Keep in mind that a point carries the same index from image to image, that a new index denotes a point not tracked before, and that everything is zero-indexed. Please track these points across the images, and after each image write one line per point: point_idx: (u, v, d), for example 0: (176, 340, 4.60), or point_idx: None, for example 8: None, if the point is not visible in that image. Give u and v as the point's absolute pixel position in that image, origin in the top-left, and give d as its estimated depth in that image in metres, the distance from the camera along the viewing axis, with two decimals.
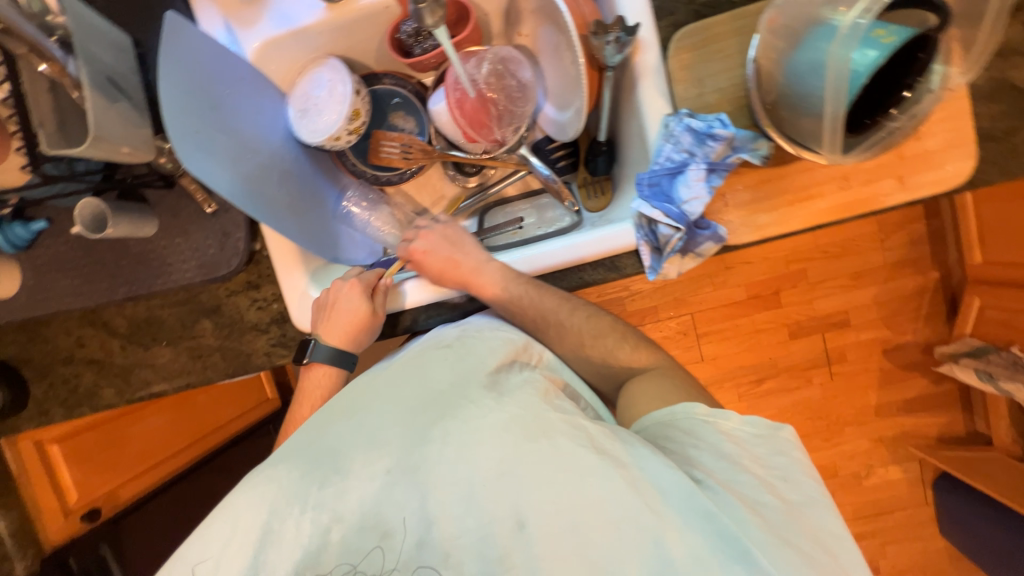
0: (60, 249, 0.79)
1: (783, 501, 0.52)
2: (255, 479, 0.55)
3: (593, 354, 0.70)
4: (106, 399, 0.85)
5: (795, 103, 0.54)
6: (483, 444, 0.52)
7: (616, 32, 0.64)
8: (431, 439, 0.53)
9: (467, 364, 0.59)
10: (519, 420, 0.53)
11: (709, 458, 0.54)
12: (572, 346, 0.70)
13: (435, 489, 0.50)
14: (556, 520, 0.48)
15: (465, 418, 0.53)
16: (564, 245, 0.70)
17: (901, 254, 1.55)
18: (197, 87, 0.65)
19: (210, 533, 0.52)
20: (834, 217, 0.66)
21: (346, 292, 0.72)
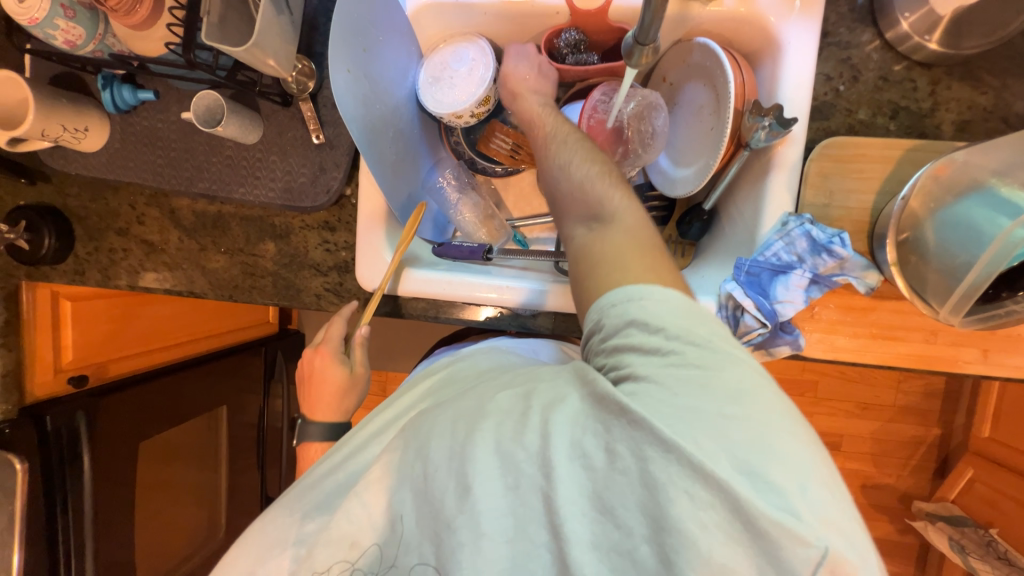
0: (156, 125, 0.78)
1: (710, 385, 0.41)
2: (275, 503, 0.60)
3: (603, 190, 0.56)
4: (146, 282, 0.84)
5: (929, 254, 0.55)
6: (433, 436, 0.48)
7: (770, 119, 0.64)
8: (396, 448, 0.51)
9: (458, 379, 0.60)
10: (466, 414, 0.48)
11: (642, 358, 0.44)
12: (581, 176, 0.58)
13: (400, 486, 0.49)
14: (495, 488, 0.43)
15: (428, 418, 0.51)
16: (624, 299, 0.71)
17: (913, 402, 1.55)
18: (359, 25, 0.66)
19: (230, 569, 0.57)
20: (909, 364, 0.66)
21: (323, 363, 0.75)
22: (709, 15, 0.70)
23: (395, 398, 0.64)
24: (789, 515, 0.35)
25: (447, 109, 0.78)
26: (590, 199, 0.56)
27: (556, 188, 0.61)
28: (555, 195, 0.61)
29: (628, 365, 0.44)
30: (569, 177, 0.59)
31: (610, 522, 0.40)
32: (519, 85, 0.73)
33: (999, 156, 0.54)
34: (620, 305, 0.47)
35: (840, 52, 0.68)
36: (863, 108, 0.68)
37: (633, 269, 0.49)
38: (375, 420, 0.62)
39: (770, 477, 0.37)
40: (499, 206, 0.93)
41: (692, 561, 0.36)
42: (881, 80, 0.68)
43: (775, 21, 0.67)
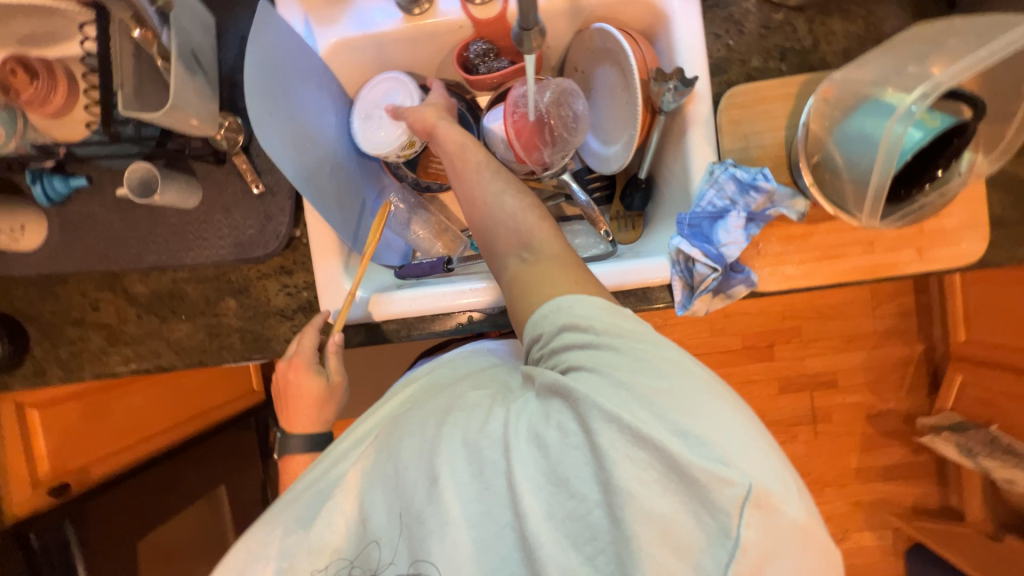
0: (94, 209, 0.78)
1: (649, 362, 0.44)
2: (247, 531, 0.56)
3: (525, 222, 0.58)
4: (111, 367, 0.82)
5: (840, 168, 0.60)
6: (406, 436, 0.51)
7: (674, 81, 0.70)
8: (370, 455, 0.53)
9: (420, 390, 0.61)
10: (437, 410, 0.52)
11: (577, 351, 0.46)
12: (505, 212, 0.60)
13: (376, 488, 0.50)
14: (461, 470, 0.45)
15: (401, 423, 0.54)
16: None
17: (892, 324, 1.60)
18: (275, 72, 0.68)
19: None
20: (855, 277, 0.70)
21: (297, 376, 0.73)
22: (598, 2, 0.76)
23: (374, 409, 0.62)
24: (716, 462, 0.38)
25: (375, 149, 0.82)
26: (520, 227, 0.58)
27: (480, 220, 0.62)
28: (483, 229, 0.61)
29: (566, 359, 0.46)
30: (500, 209, 0.60)
31: (565, 492, 0.41)
32: (424, 111, 0.72)
33: (872, 69, 0.60)
34: (553, 313, 0.50)
35: (722, 12, 0.74)
36: (755, 56, 0.74)
37: (562, 285, 0.52)
38: (355, 430, 0.60)
39: (700, 434, 0.39)
40: (452, 219, 0.96)
41: (635, 513, 0.38)
42: (764, 28, 0.74)
43: None
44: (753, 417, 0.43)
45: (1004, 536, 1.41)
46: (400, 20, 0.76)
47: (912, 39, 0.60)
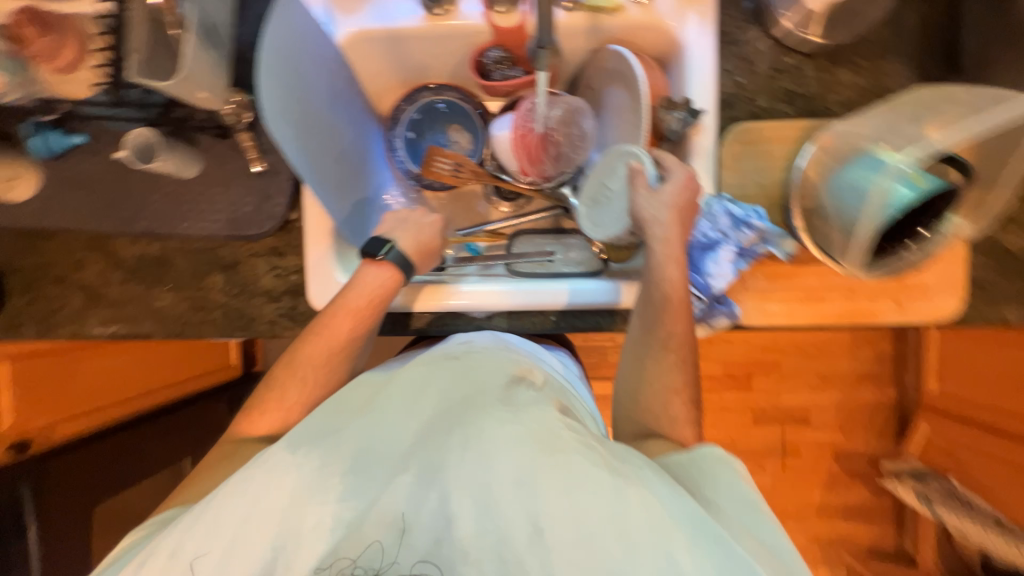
0: (89, 168, 0.77)
1: (786, 543, 0.48)
2: (262, 463, 0.49)
3: (672, 407, 0.65)
4: (88, 329, 0.81)
5: (831, 217, 0.63)
6: (500, 451, 0.48)
7: (681, 111, 0.71)
8: (447, 445, 0.50)
9: (479, 380, 0.57)
10: (532, 435, 0.49)
11: (724, 490, 0.52)
12: (662, 384, 0.66)
13: (457, 489, 0.47)
14: (572, 529, 0.45)
15: (484, 427, 0.50)
16: (565, 288, 0.75)
17: (867, 368, 1.63)
18: (291, 53, 0.67)
19: (227, 506, 0.47)
20: (834, 320, 0.72)
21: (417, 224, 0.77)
22: (618, 24, 0.76)
23: (424, 386, 0.57)
24: None
25: (604, 234, 0.77)
26: (655, 413, 0.65)
27: (629, 389, 0.68)
28: (632, 375, 0.68)
29: (714, 497, 0.51)
30: (641, 373, 0.67)
31: None
32: (651, 230, 0.67)
33: (871, 123, 0.62)
34: (696, 460, 0.56)
35: (735, 49, 0.76)
36: (763, 96, 0.76)
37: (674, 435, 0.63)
38: (421, 405, 0.55)
39: None
40: (450, 219, 0.97)
41: None
42: (774, 70, 0.76)
43: (674, 26, 0.75)
44: None
45: None
46: (422, 18, 0.77)
47: (910, 99, 0.63)
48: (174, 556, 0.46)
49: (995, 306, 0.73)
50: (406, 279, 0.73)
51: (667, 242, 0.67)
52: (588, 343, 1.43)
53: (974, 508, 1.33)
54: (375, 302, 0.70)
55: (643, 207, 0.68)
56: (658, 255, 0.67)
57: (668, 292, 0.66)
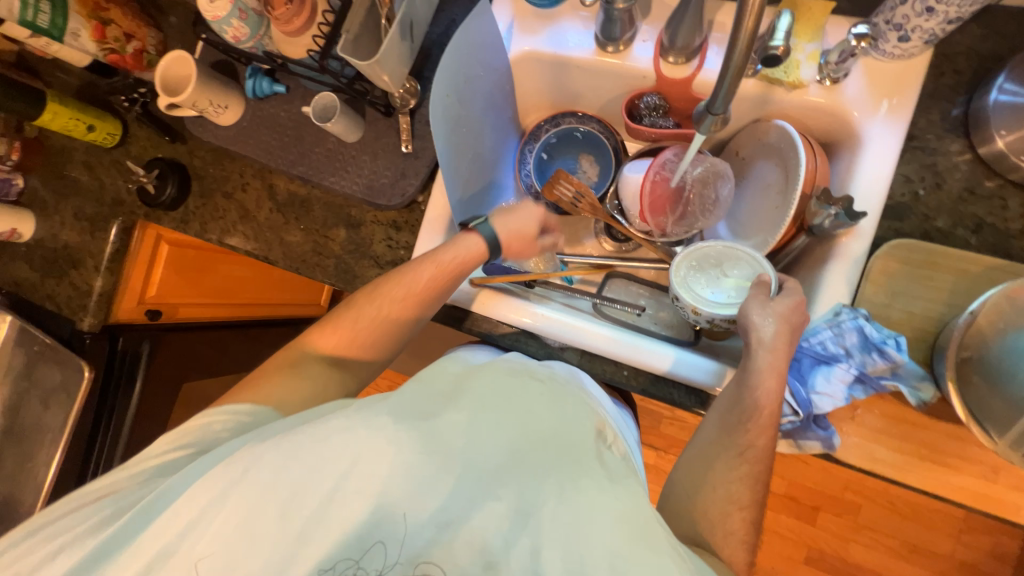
0: (279, 113, 0.91)
1: None
2: (368, 424, 0.52)
3: (731, 523, 0.60)
4: (233, 241, 0.95)
5: (1004, 381, 0.53)
6: (596, 520, 0.49)
7: (837, 209, 0.63)
8: (540, 488, 0.51)
9: (572, 418, 0.59)
10: (627, 516, 0.50)
11: None
12: (723, 494, 0.61)
13: (550, 546, 0.47)
14: None
15: (580, 482, 0.52)
16: (648, 346, 0.72)
17: (974, 560, 1.33)
18: (468, 59, 0.73)
19: (327, 451, 0.50)
20: (960, 497, 0.60)
21: (522, 206, 0.79)
22: (793, 101, 0.72)
23: (519, 408, 0.58)
24: None
25: (691, 299, 0.71)
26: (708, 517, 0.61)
27: (688, 480, 0.65)
28: (694, 471, 0.64)
29: None
30: (706, 471, 0.63)
31: None
32: (754, 344, 0.62)
33: None
34: None
35: (925, 157, 0.67)
36: (943, 217, 0.66)
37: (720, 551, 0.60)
38: (516, 430, 0.56)
39: None
40: (553, 241, 0.98)
41: None
42: (967, 191, 0.66)
43: (858, 117, 0.68)
44: None
45: None
46: (592, 52, 0.79)
47: None
48: (281, 476, 0.50)
49: None
50: (490, 256, 0.76)
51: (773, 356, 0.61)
52: (646, 405, 1.35)
53: None
54: (459, 265, 0.73)
55: (756, 319, 0.63)
56: (756, 361, 0.62)
57: (759, 404, 0.60)
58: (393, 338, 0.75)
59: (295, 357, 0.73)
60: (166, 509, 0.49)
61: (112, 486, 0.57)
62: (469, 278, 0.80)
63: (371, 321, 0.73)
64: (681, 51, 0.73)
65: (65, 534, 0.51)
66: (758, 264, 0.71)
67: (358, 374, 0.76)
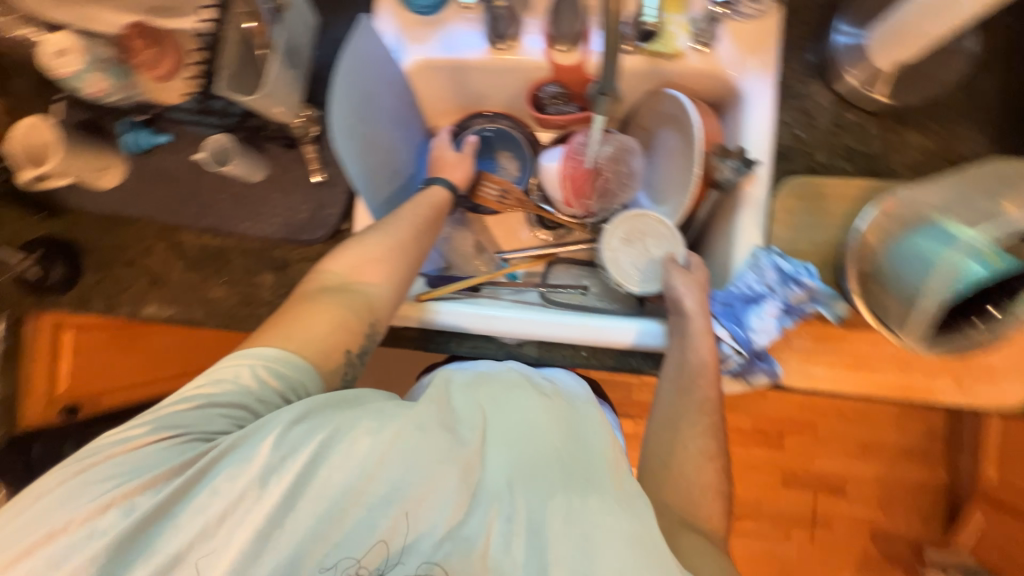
0: (169, 165, 0.84)
1: None
2: (399, 437, 0.54)
3: (705, 477, 0.65)
4: (148, 312, 0.86)
5: (893, 289, 0.59)
6: (605, 539, 0.51)
7: (735, 159, 0.71)
8: (553, 505, 0.53)
9: (588, 439, 0.61)
10: (640, 538, 0.51)
11: None
12: (693, 451, 0.66)
13: (558, 561, 0.50)
14: None
15: (591, 503, 0.53)
16: (597, 323, 0.74)
17: (914, 444, 1.51)
18: (362, 76, 0.71)
19: (356, 456, 0.52)
20: (887, 394, 0.68)
21: (439, 150, 0.88)
22: (677, 69, 0.77)
23: (535, 422, 0.61)
24: None
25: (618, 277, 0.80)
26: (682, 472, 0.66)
27: (662, 444, 0.68)
28: (667, 437, 0.68)
29: None
30: (671, 433, 0.67)
31: None
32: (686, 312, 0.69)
33: (939, 193, 0.59)
34: None
35: (797, 102, 0.75)
36: (822, 151, 0.74)
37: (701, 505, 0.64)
38: (532, 444, 0.59)
39: None
40: (490, 242, 0.98)
41: None
42: (836, 125, 0.74)
43: (734, 75, 0.75)
44: None
45: None
46: (486, 52, 0.80)
47: (981, 172, 0.60)
48: (313, 466, 0.51)
49: None
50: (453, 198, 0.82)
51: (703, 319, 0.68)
52: (613, 379, 1.39)
53: None
54: (437, 209, 0.77)
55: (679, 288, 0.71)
56: (693, 326, 0.68)
57: (700, 367, 0.66)
58: (409, 267, 0.69)
59: (311, 289, 0.65)
60: (207, 487, 0.50)
61: (93, 453, 0.51)
62: (416, 295, 0.80)
63: (380, 241, 0.68)
64: (567, 37, 0.76)
65: (100, 486, 0.49)
66: (676, 241, 0.77)
67: (385, 302, 0.66)
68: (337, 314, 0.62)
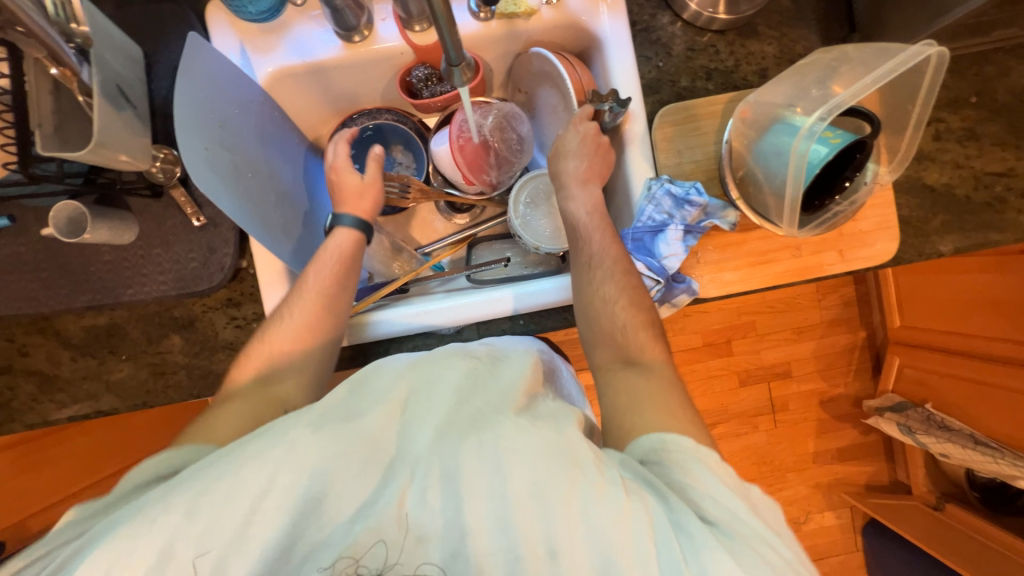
0: (16, 249, 0.73)
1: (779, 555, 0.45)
2: (285, 441, 0.48)
3: (619, 314, 0.65)
4: (46, 416, 0.77)
5: (761, 183, 0.67)
6: (517, 459, 0.48)
7: (610, 102, 0.71)
8: (463, 447, 0.49)
9: (498, 379, 0.57)
10: (550, 445, 0.49)
11: (711, 501, 0.46)
12: (602, 293, 0.66)
13: (471, 499, 0.46)
14: (587, 551, 0.44)
15: (501, 432, 0.50)
16: (523, 292, 0.75)
17: (836, 315, 1.70)
18: (209, 101, 0.65)
19: (241, 479, 0.46)
20: (787, 279, 0.75)
21: (338, 176, 0.78)
22: (536, 27, 0.78)
23: (439, 375, 0.56)
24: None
25: (534, 240, 0.82)
26: None
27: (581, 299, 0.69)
28: (578, 289, 0.69)
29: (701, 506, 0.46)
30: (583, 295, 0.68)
31: None
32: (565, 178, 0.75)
33: (782, 92, 0.66)
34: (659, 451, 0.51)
35: (651, 36, 0.79)
36: (684, 77, 0.78)
37: None
38: (435, 397, 0.54)
39: None
40: (407, 240, 0.96)
41: None
42: (691, 50, 0.79)
43: (589, 21, 0.76)
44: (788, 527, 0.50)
45: (945, 505, 1.50)
46: (340, 48, 0.76)
47: (813, 64, 0.67)
48: (191, 513, 0.44)
49: (929, 239, 0.78)
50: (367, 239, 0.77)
51: (577, 177, 0.74)
52: (569, 337, 1.44)
53: (952, 429, 1.40)
54: (343, 262, 0.72)
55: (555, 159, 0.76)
56: (571, 190, 0.74)
57: (585, 224, 0.72)
58: (323, 348, 0.67)
59: (223, 394, 0.62)
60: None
61: None
62: None
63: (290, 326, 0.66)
64: (421, 17, 0.73)
65: None
66: None
67: (302, 390, 0.64)
68: (245, 413, 0.59)
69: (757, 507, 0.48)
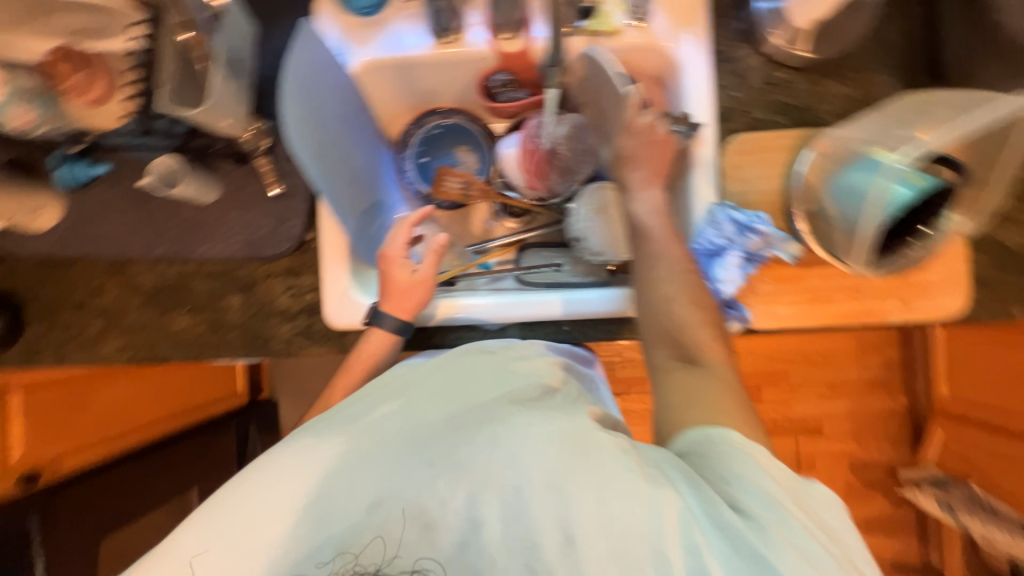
0: (110, 196, 0.79)
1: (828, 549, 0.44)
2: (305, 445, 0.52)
3: (676, 307, 0.63)
4: (105, 356, 0.81)
5: (834, 219, 0.66)
6: (529, 452, 0.49)
7: (681, 125, 0.74)
8: (476, 439, 0.51)
9: (515, 375, 0.58)
10: (563, 436, 0.50)
11: (755, 496, 0.45)
12: (662, 291, 0.64)
13: (484, 490, 0.48)
14: (603, 541, 0.45)
15: (510, 427, 0.51)
16: (570, 298, 0.76)
17: (876, 375, 1.62)
18: (309, 80, 0.70)
19: (272, 473, 0.50)
20: (844, 321, 0.73)
21: (388, 267, 0.76)
22: (617, 46, 0.80)
23: (455, 368, 0.58)
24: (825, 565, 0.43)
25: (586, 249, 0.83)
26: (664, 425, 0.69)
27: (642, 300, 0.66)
28: (637, 288, 0.67)
29: (741, 499, 0.45)
30: (643, 293, 0.66)
31: None
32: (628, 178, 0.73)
33: (865, 129, 0.65)
34: (704, 444, 0.50)
35: (728, 66, 0.80)
36: (758, 108, 0.79)
37: None
38: (450, 393, 0.56)
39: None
40: (459, 236, 0.99)
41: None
42: (768, 84, 0.79)
43: (670, 46, 0.78)
44: (849, 525, 0.49)
45: None
46: (432, 47, 0.80)
47: (901, 106, 0.66)
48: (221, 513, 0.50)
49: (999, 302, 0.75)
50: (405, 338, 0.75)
51: (639, 181, 0.72)
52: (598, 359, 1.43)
53: (999, 515, 1.29)
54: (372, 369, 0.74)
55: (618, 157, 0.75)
56: (637, 193, 0.72)
57: (649, 224, 0.69)
58: None
59: None
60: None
61: None
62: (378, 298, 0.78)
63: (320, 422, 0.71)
64: (509, 26, 0.77)
65: None
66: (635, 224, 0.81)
67: None
68: None
69: (806, 502, 0.47)
